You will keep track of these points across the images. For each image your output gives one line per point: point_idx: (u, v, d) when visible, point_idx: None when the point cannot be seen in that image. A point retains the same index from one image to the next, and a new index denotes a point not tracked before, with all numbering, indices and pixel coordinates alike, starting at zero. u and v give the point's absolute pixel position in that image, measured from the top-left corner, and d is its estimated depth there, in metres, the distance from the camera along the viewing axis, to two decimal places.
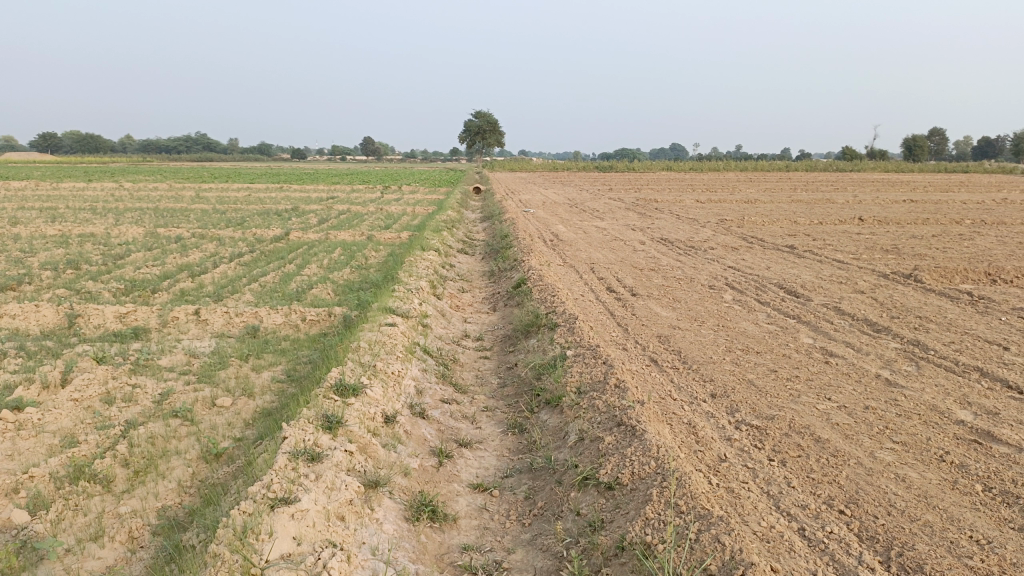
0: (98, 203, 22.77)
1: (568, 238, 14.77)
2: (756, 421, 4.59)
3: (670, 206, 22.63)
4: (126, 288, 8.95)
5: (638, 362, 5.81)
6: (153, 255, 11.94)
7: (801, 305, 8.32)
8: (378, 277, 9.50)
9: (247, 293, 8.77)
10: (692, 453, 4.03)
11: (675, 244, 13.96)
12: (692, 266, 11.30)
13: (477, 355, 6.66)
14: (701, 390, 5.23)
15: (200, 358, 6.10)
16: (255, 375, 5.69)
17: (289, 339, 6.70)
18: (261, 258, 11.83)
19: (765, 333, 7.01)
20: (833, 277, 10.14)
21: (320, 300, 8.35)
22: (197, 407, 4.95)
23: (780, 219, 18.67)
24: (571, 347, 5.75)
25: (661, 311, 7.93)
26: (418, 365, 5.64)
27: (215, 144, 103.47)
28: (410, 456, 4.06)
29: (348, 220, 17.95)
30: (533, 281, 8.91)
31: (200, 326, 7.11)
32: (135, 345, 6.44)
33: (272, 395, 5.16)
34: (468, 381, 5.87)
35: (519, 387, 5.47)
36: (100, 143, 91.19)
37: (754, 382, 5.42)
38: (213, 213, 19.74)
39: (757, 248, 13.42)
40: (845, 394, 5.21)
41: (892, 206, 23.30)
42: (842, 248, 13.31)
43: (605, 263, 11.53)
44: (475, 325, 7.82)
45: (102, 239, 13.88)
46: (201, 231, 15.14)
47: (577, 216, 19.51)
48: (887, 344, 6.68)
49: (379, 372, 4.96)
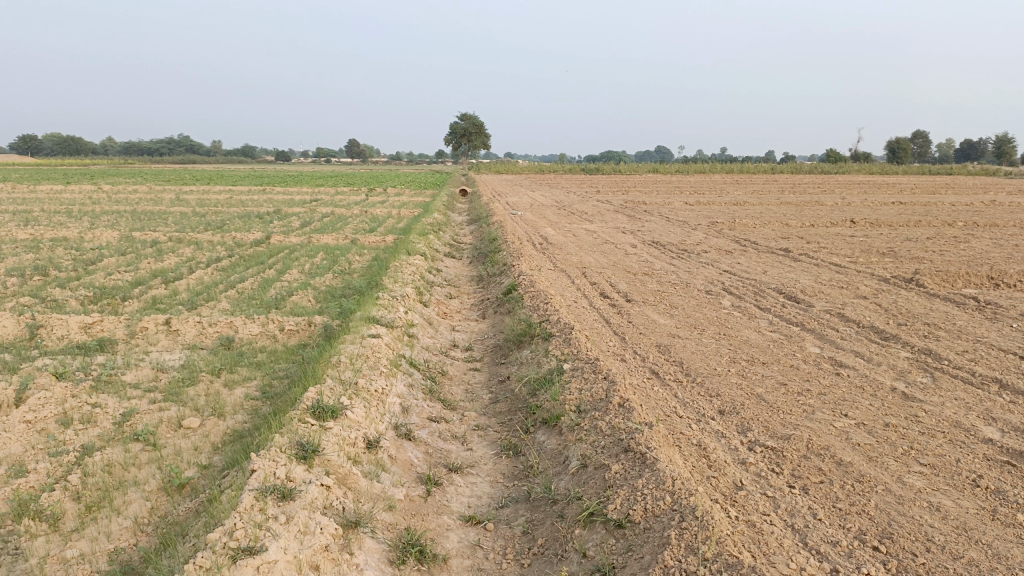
0: (75, 207, 22.16)
1: (557, 241, 14.42)
2: (771, 441, 4.24)
3: (659, 208, 22.31)
4: (95, 295, 8.50)
5: (639, 376, 5.44)
6: (127, 260, 11.46)
7: (803, 311, 7.98)
8: (362, 283, 9.09)
9: (223, 301, 8.33)
10: (706, 481, 3.66)
11: (667, 248, 13.62)
12: (687, 270, 10.97)
13: (466, 367, 6.27)
14: (708, 406, 4.87)
15: (168, 373, 5.68)
16: (228, 392, 5.27)
17: (265, 351, 6.29)
18: (240, 262, 11.39)
19: (769, 342, 6.66)
20: (833, 282, 9.83)
21: (300, 308, 7.92)
22: (161, 429, 4.52)
23: (771, 222, 18.41)
24: (568, 359, 5.38)
25: (659, 319, 7.57)
26: (404, 379, 5.25)
27: (198, 146, 102.67)
28: (395, 485, 3.67)
29: (331, 223, 17.50)
30: (523, 287, 8.54)
31: (171, 338, 6.68)
32: (99, 360, 5.99)
33: (245, 415, 4.74)
34: (457, 396, 5.48)
35: (512, 403, 5.10)
36: (81, 145, 90.20)
37: (764, 397, 5.06)
38: (193, 217, 19.24)
39: (751, 251, 13.10)
40: (861, 410, 4.86)
41: (882, 208, 23.11)
42: (838, 251, 13.01)
43: (597, 267, 11.18)
44: (463, 335, 7.43)
45: (74, 243, 13.37)
46: (179, 235, 14.65)
47: (566, 218, 19.16)
48: (899, 354, 6.35)
49: (362, 390, 4.56)
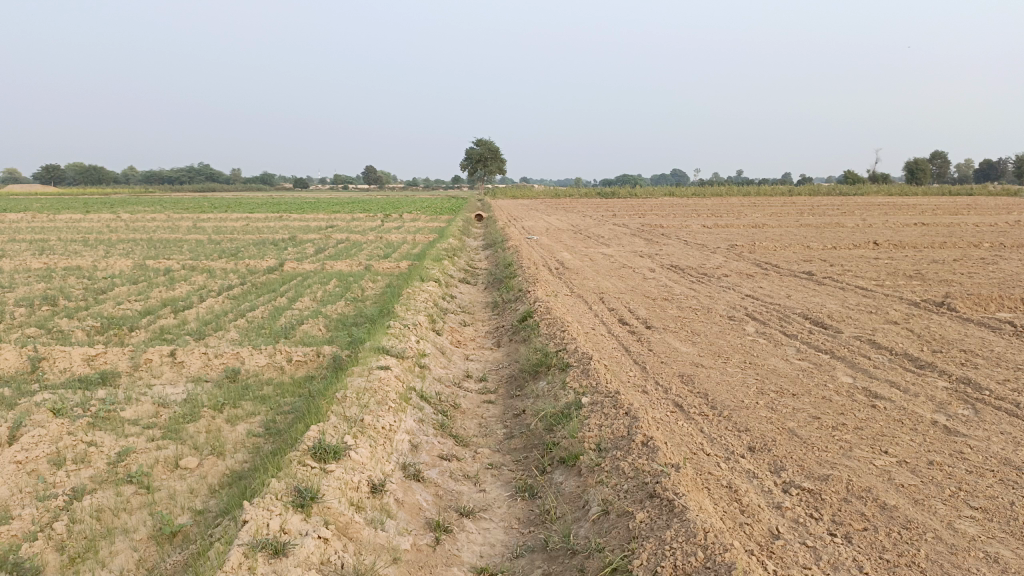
0: (92, 235, 22.23)
1: (574, 266, 14.17)
2: (807, 483, 3.94)
3: (677, 232, 22.05)
4: (102, 326, 8.33)
5: (662, 410, 5.14)
6: (138, 289, 11.32)
7: (831, 338, 7.66)
8: (374, 311, 8.87)
9: (232, 331, 8.13)
10: (739, 529, 3.36)
11: (687, 272, 13.33)
12: (708, 295, 10.66)
13: (480, 399, 6.01)
14: (737, 443, 4.57)
15: (169, 408, 5.45)
16: (229, 428, 5.02)
17: (272, 384, 6.05)
18: (252, 290, 11.22)
19: (798, 371, 6.35)
20: (860, 306, 9.50)
21: (309, 338, 7.70)
22: (157, 470, 4.28)
23: (792, 244, 18.08)
24: (587, 392, 5.10)
25: (681, 347, 7.27)
26: (414, 414, 4.98)
27: (217, 174, 103.91)
28: (401, 533, 3.40)
29: (346, 249, 17.34)
30: (539, 314, 8.28)
31: (175, 370, 6.46)
32: (99, 394, 5.78)
33: (246, 453, 4.49)
34: (470, 431, 5.21)
35: (528, 439, 4.82)
36: (102, 174, 91.65)
37: (797, 433, 4.75)
38: (208, 244, 19.18)
39: (772, 275, 12.79)
40: (902, 448, 4.54)
41: (904, 230, 22.72)
42: (863, 274, 12.67)
43: (615, 293, 10.91)
44: (477, 364, 7.18)
45: (87, 272, 13.28)
46: (192, 263, 14.54)
47: (582, 243, 18.93)
48: (936, 383, 6.02)
49: (368, 427, 4.29)
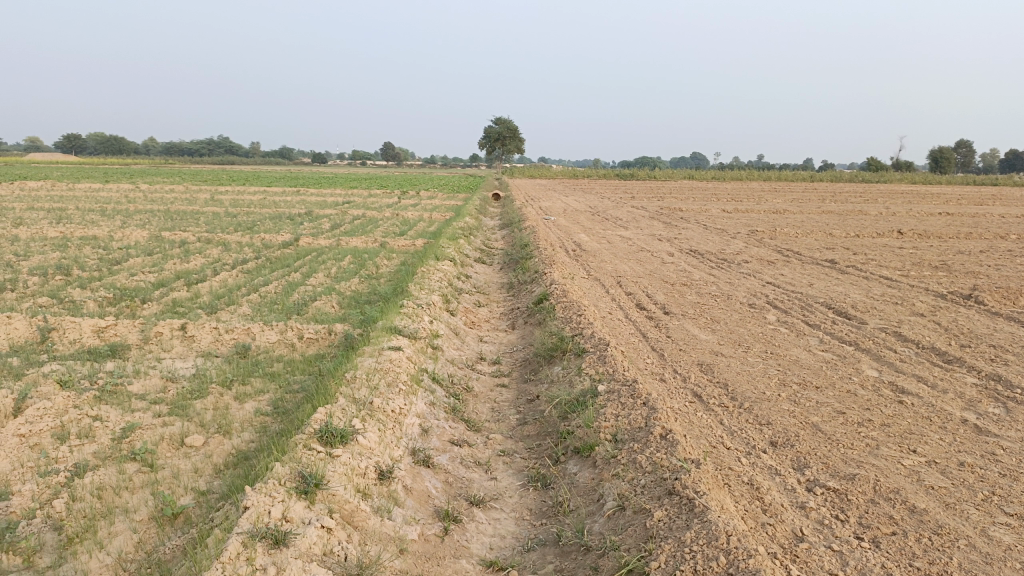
0: (110, 205, 22.25)
1: (591, 248, 13.98)
2: (832, 483, 3.78)
3: (696, 216, 21.76)
4: (115, 297, 8.25)
5: (680, 400, 4.99)
6: (152, 260, 11.26)
7: (855, 329, 7.46)
8: (388, 289, 8.75)
9: (244, 305, 8.03)
10: (761, 531, 3.22)
11: (706, 257, 13.10)
12: (728, 281, 10.46)
13: (493, 383, 5.87)
14: (758, 437, 4.41)
15: (177, 383, 5.35)
16: (237, 405, 4.91)
17: (282, 361, 5.94)
18: (266, 265, 11.13)
19: (821, 363, 6.17)
20: (885, 297, 9.27)
21: (322, 315, 7.58)
22: (161, 448, 4.18)
23: (813, 231, 17.78)
24: (603, 379, 4.95)
25: (700, 334, 7.10)
26: (425, 397, 4.85)
27: (236, 147, 104.13)
28: (408, 522, 3.28)
29: (362, 225, 17.22)
30: (556, 296, 8.12)
31: (185, 344, 6.36)
32: (107, 367, 5.69)
33: (252, 433, 4.38)
34: (482, 416, 5.08)
35: (542, 426, 4.68)
36: (123, 144, 92.21)
37: (821, 428, 4.58)
38: (224, 217, 19.11)
39: (794, 262, 12.55)
40: (930, 447, 4.37)
41: (929, 220, 22.32)
42: (887, 264, 12.40)
43: (633, 276, 10.73)
44: (491, 346, 7.04)
45: (102, 242, 13.24)
46: (208, 236, 14.46)
47: (599, 225, 18.72)
48: (965, 380, 5.82)
49: (377, 410, 4.16)
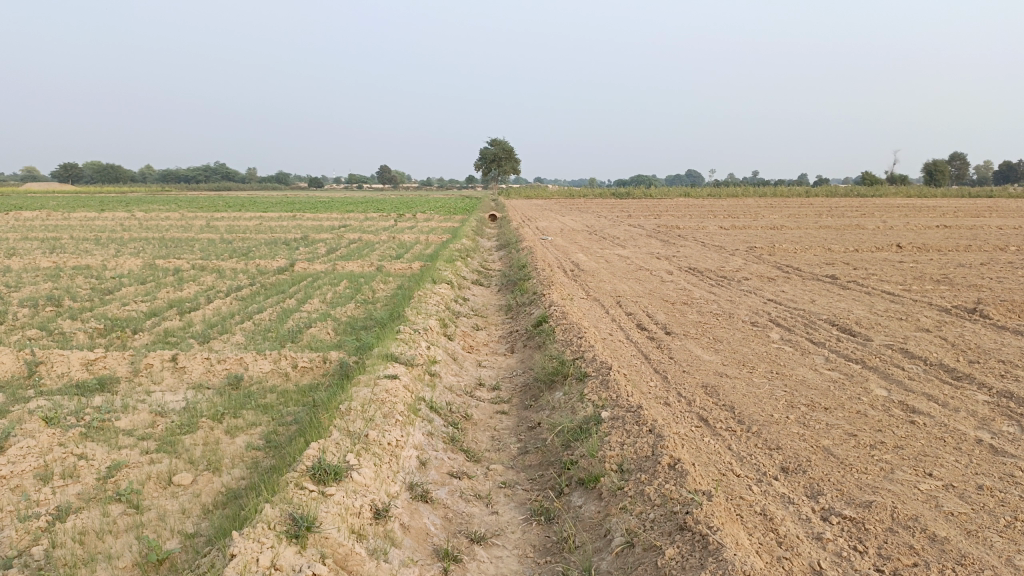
0: (104, 233, 22.18)
1: (589, 268, 13.86)
2: (848, 511, 3.62)
3: (694, 233, 21.67)
4: (106, 328, 8.09)
5: (686, 425, 4.84)
6: (146, 289, 11.12)
7: (861, 347, 7.31)
8: (384, 314, 8.60)
9: (237, 334, 7.87)
10: (777, 566, 3.06)
11: (706, 275, 12.98)
12: (729, 299, 10.33)
13: (493, 410, 5.71)
14: (769, 462, 4.25)
15: (167, 417, 5.19)
16: (228, 440, 4.75)
17: (275, 392, 5.78)
18: (261, 291, 10.98)
19: (828, 383, 6.01)
20: (889, 312, 9.14)
21: (317, 342, 7.42)
22: (148, 487, 4.01)
23: (812, 246, 17.67)
24: (606, 405, 4.79)
25: (703, 355, 6.95)
26: (422, 428, 4.69)
27: (232, 173, 104.36)
28: (406, 564, 3.11)
29: (358, 249, 17.09)
30: (555, 318, 7.98)
31: (176, 376, 6.20)
32: (95, 401, 5.53)
33: (243, 469, 4.21)
34: (482, 445, 4.92)
35: (544, 455, 4.52)
36: (120, 173, 92.44)
37: (833, 452, 4.43)
38: (220, 243, 19.01)
39: (795, 278, 12.43)
40: (947, 470, 4.21)
41: (926, 233, 22.25)
42: (888, 278, 12.29)
43: (632, 296, 10.59)
44: (490, 372, 6.88)
45: (95, 272, 13.10)
46: (202, 263, 14.33)
47: (597, 244, 18.62)
48: (976, 398, 5.66)
49: (373, 443, 4.00)
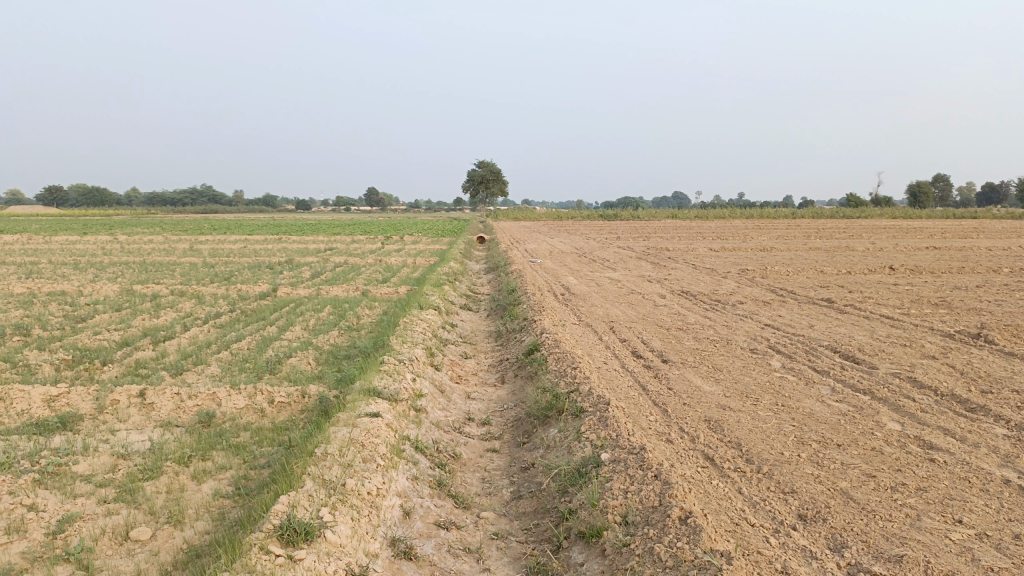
0: (84, 258, 21.67)
1: (580, 291, 13.57)
2: (878, 568, 3.28)
3: (684, 255, 21.43)
4: (74, 359, 7.67)
5: (691, 466, 4.50)
6: (120, 316, 10.70)
7: (866, 376, 7.00)
8: (368, 343, 8.23)
9: (213, 365, 7.47)
10: None
11: (699, 298, 12.68)
12: (725, 324, 10.03)
13: (483, 448, 5.33)
14: (784, 510, 3.91)
15: (130, 460, 4.78)
16: (195, 487, 4.35)
17: (249, 431, 5.38)
18: (240, 318, 10.59)
19: (838, 416, 5.67)
20: (891, 338, 8.85)
21: (297, 374, 7.03)
22: (101, 544, 3.61)
23: (804, 268, 17.44)
24: (605, 445, 4.44)
25: (704, 386, 6.60)
26: (407, 472, 4.31)
27: (220, 196, 104.16)
28: None
29: (343, 273, 16.72)
30: (548, 346, 7.62)
31: (143, 413, 5.78)
32: (53, 443, 5.11)
33: (208, 522, 3.83)
34: (472, 489, 4.54)
35: (540, 501, 4.16)
36: (106, 196, 92.13)
37: (853, 497, 4.09)
38: (202, 268, 18.58)
39: (790, 301, 12.14)
40: (977, 516, 3.87)
41: (917, 254, 22.12)
42: (885, 301, 12.03)
43: (626, 321, 10.27)
44: (480, 404, 6.51)
45: (70, 298, 12.65)
46: (181, 288, 13.90)
47: (587, 266, 18.34)
48: (995, 431, 5.34)
49: (350, 493, 3.62)
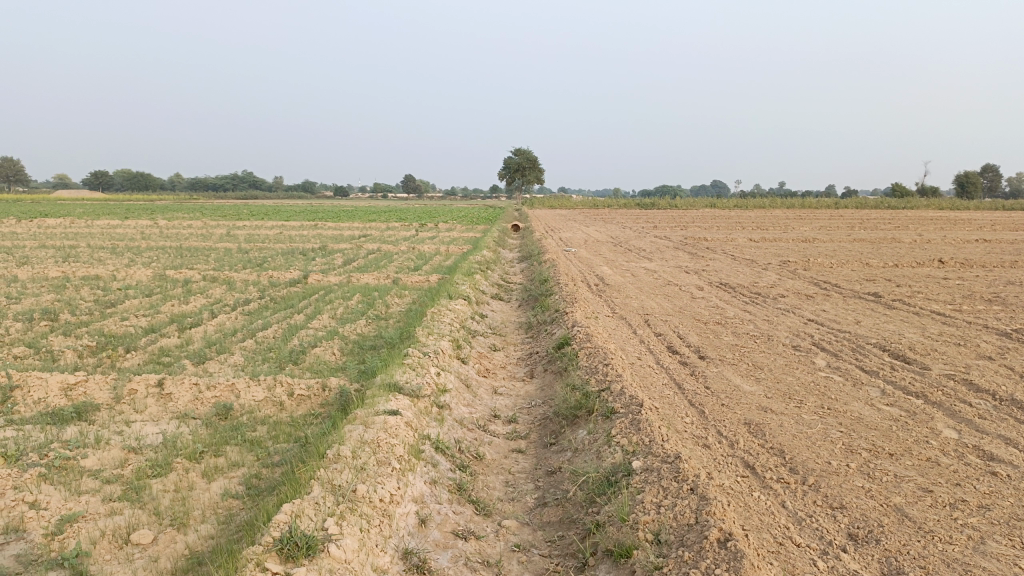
0: (121, 242, 21.88)
1: (615, 281, 13.24)
2: None
3: (723, 246, 20.89)
4: (97, 346, 7.56)
5: (730, 475, 4.18)
6: (150, 302, 10.64)
7: (918, 377, 6.59)
8: (395, 333, 8.01)
9: (236, 354, 7.31)
10: None
11: (739, 291, 12.24)
12: (766, 318, 9.63)
13: (508, 449, 5.07)
14: (833, 529, 3.59)
15: (142, 455, 4.60)
16: (204, 486, 4.15)
17: (266, 425, 5.18)
18: (269, 305, 10.46)
19: (889, 422, 5.29)
20: (943, 336, 8.39)
21: (320, 365, 6.83)
22: (100, 548, 3.42)
23: (849, 261, 16.85)
24: (637, 451, 4.14)
25: (743, 385, 6.26)
26: (425, 475, 4.06)
27: (258, 182, 105.33)
28: None
29: (375, 260, 16.57)
30: (579, 339, 7.33)
31: (160, 404, 5.63)
32: (66, 433, 4.96)
33: (213, 526, 3.62)
34: (494, 494, 4.28)
35: (567, 511, 3.88)
36: (149, 181, 93.84)
37: (909, 515, 3.75)
38: (236, 253, 18.58)
39: (835, 296, 11.64)
40: None
41: (967, 246, 21.32)
42: (935, 297, 11.50)
43: (662, 314, 9.93)
44: (507, 401, 6.23)
45: (102, 282, 12.67)
46: (213, 274, 13.85)
47: (623, 256, 17.96)
48: None
49: (361, 501, 3.38)
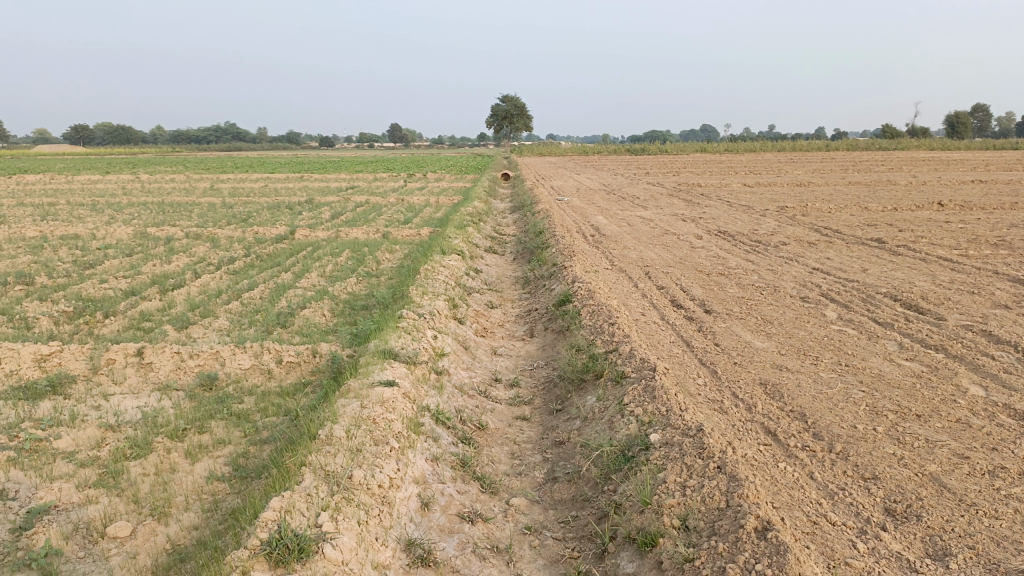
0: (102, 199, 21.22)
1: (611, 232, 12.88)
2: None
3: (718, 192, 20.47)
4: (73, 312, 7.17)
5: (752, 444, 3.91)
6: (130, 262, 10.20)
7: (934, 328, 6.32)
8: (387, 292, 7.67)
9: (221, 318, 6.94)
10: None
11: (738, 239, 11.91)
12: (770, 268, 9.32)
13: (512, 417, 4.77)
14: (868, 503, 3.33)
15: (121, 433, 4.29)
16: (187, 468, 3.85)
17: (254, 396, 4.87)
18: (255, 264, 10.05)
19: (911, 380, 5.03)
20: (953, 283, 8.13)
21: (310, 328, 6.49)
22: (73, 544, 3.13)
23: (847, 205, 16.53)
24: (653, 421, 3.84)
25: (754, 341, 5.97)
26: (425, 452, 3.77)
27: (243, 134, 103.62)
28: None
29: (364, 214, 16.10)
30: (582, 295, 7.02)
31: (141, 375, 5.30)
32: (39, 410, 4.63)
33: (197, 515, 3.33)
34: (499, 468, 3.99)
35: (580, 489, 3.61)
36: (132, 135, 92.37)
37: (948, 486, 3.49)
38: (220, 208, 18.01)
39: (837, 242, 11.34)
40: None
41: (964, 188, 21.01)
42: (940, 242, 11.21)
43: (662, 265, 9.60)
44: (507, 362, 5.95)
45: (81, 242, 12.17)
46: (196, 231, 13.38)
47: (617, 205, 17.55)
48: None
49: (358, 489, 3.09)
